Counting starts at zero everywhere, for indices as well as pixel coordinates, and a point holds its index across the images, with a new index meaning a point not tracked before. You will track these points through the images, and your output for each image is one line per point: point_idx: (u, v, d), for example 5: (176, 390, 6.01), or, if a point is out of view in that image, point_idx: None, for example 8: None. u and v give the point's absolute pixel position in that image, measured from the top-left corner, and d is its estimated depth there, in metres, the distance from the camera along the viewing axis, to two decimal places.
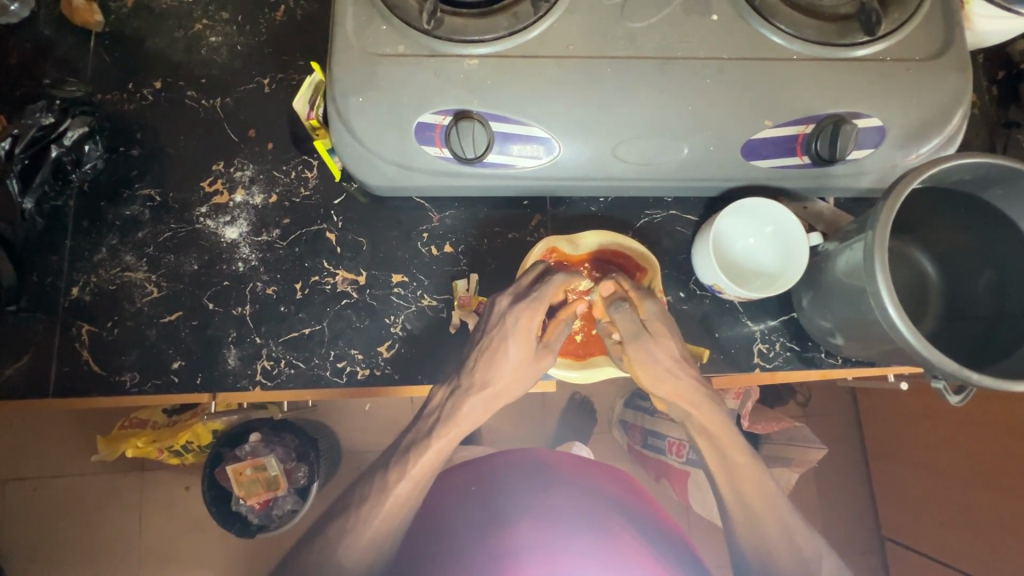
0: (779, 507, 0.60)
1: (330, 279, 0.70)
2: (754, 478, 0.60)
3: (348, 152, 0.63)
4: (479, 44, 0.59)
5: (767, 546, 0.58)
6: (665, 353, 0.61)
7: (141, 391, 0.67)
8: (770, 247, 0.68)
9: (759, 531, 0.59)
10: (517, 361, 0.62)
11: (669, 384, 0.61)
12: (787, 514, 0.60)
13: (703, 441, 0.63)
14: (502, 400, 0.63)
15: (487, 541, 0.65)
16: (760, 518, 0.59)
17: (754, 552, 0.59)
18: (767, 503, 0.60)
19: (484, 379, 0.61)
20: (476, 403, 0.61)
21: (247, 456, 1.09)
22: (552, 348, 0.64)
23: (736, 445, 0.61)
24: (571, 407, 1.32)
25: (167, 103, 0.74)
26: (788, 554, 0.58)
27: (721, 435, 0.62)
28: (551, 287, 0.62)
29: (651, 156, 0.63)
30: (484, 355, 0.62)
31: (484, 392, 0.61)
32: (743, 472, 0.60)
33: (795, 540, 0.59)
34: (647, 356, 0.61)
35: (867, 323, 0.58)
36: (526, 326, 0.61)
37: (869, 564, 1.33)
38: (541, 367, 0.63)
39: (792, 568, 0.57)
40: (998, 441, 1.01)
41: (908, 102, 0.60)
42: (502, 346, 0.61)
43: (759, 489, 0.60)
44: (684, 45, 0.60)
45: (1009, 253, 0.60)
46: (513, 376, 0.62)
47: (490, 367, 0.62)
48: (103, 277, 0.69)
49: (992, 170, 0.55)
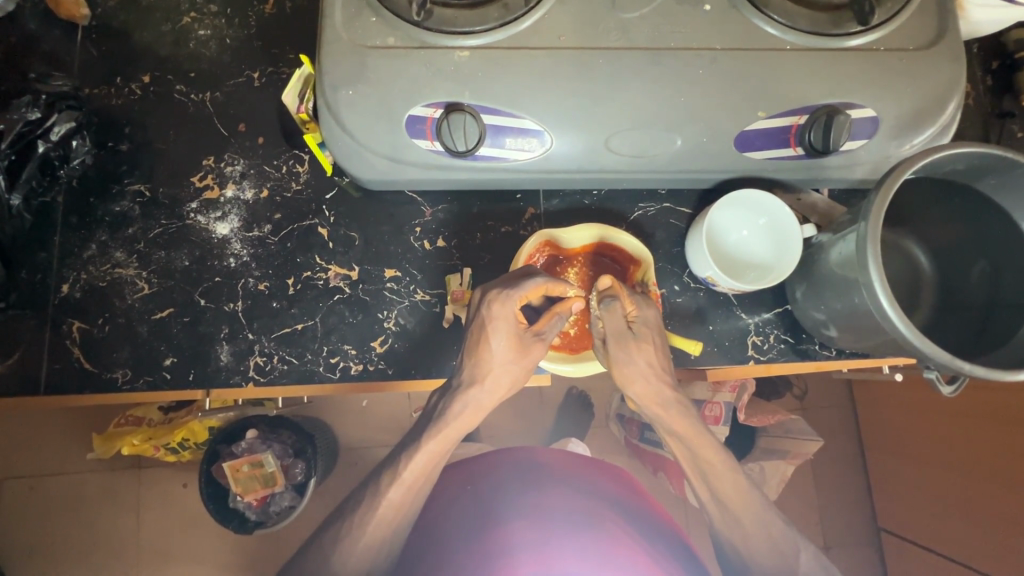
0: (759, 507, 0.61)
1: (322, 274, 0.70)
2: (728, 478, 0.61)
3: (338, 145, 0.62)
4: (469, 35, 0.58)
5: (749, 546, 0.60)
6: (644, 358, 0.61)
7: (133, 388, 0.67)
8: (765, 239, 0.67)
9: (742, 534, 0.60)
10: (504, 356, 0.61)
11: (641, 388, 0.61)
12: (766, 511, 0.61)
13: (676, 444, 0.63)
14: (497, 394, 0.62)
15: (479, 541, 0.65)
16: (738, 516, 0.60)
17: (735, 552, 0.61)
18: (748, 505, 0.61)
19: (473, 375, 0.61)
20: (469, 398, 0.61)
21: (245, 453, 1.06)
22: (543, 337, 0.61)
23: (707, 445, 0.62)
24: (569, 401, 1.32)
25: (155, 96, 0.73)
26: (769, 551, 0.59)
27: (690, 435, 0.62)
28: (528, 284, 0.60)
29: (645, 148, 0.62)
30: (471, 351, 0.61)
31: (475, 387, 0.61)
32: (720, 474, 0.61)
33: (776, 539, 0.60)
34: (624, 358, 0.61)
35: (860, 314, 0.58)
36: (504, 317, 0.60)
37: (865, 554, 1.33)
38: (530, 356, 0.61)
39: (771, 566, 0.59)
40: (994, 433, 1.02)
41: (902, 91, 0.60)
42: (486, 341, 0.60)
43: (735, 492, 0.61)
44: (677, 36, 0.59)
45: (1003, 243, 0.60)
46: (501, 368, 0.60)
47: (478, 362, 0.61)
48: (93, 274, 0.68)
49: (987, 160, 0.55)
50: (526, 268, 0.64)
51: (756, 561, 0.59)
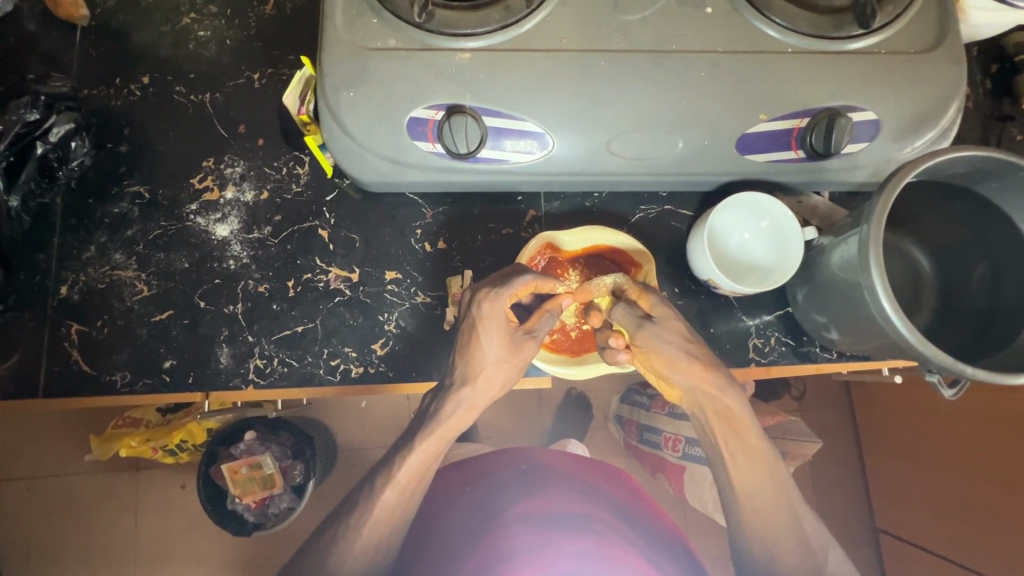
0: (791, 504, 0.59)
1: (322, 276, 0.69)
2: (767, 471, 0.58)
3: (339, 147, 0.62)
4: (470, 37, 0.58)
5: (776, 544, 0.57)
6: (680, 337, 0.60)
7: (132, 390, 0.67)
8: (765, 242, 0.67)
9: (769, 531, 0.57)
10: (496, 355, 0.61)
11: (685, 367, 0.59)
12: (797, 510, 0.59)
13: (722, 431, 0.59)
14: (490, 394, 0.62)
15: (478, 541, 0.65)
16: (768, 511, 0.58)
17: (762, 552, 0.57)
18: (781, 501, 0.58)
19: (465, 374, 0.61)
20: (461, 398, 0.61)
21: (242, 454, 1.06)
22: (535, 336, 0.62)
23: (751, 432, 0.59)
24: (568, 403, 1.32)
25: (155, 98, 0.73)
26: (797, 551, 0.57)
27: (736, 419, 0.59)
28: (517, 283, 0.60)
29: (646, 150, 0.62)
30: (463, 351, 0.61)
31: (467, 387, 0.61)
32: (758, 465, 0.59)
33: (805, 540, 0.58)
34: (658, 338, 0.60)
35: (861, 317, 0.58)
36: (493, 316, 0.60)
37: (863, 556, 1.34)
38: (522, 354, 0.61)
39: (797, 566, 0.56)
40: (993, 434, 1.02)
41: (903, 95, 0.60)
42: (476, 340, 0.60)
43: (772, 485, 0.58)
44: (678, 38, 0.59)
45: (1003, 246, 0.60)
46: (493, 368, 0.61)
47: (470, 362, 0.61)
48: (91, 275, 0.68)
49: (988, 163, 0.55)
50: (517, 266, 0.64)
51: (784, 560, 0.56)
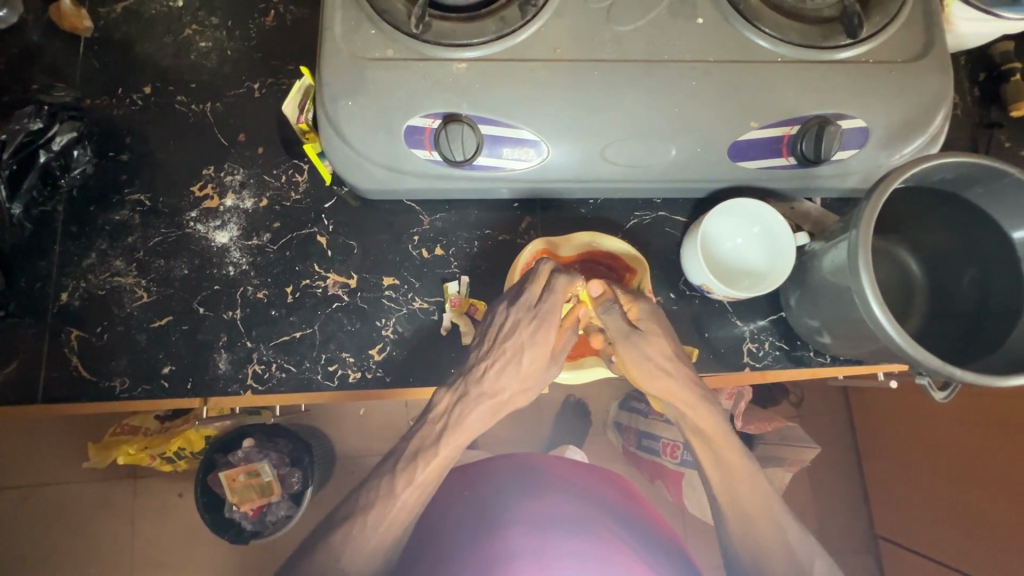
0: (777, 512, 0.59)
1: (321, 282, 0.70)
2: (750, 481, 0.59)
3: (337, 155, 0.63)
4: (466, 47, 0.59)
5: (764, 551, 0.57)
6: (656, 351, 0.61)
7: (131, 396, 0.67)
8: (757, 247, 0.68)
9: (756, 538, 0.58)
10: (526, 363, 0.62)
11: (658, 382, 0.61)
12: (783, 517, 0.59)
13: (699, 443, 0.61)
14: (514, 401, 0.64)
15: (476, 546, 0.65)
16: (755, 520, 0.58)
17: (750, 559, 0.57)
18: (766, 510, 0.59)
19: (494, 384, 0.62)
20: (487, 406, 0.62)
21: (240, 462, 1.07)
22: (561, 350, 0.65)
23: (730, 444, 0.60)
24: (566, 410, 1.33)
25: (156, 107, 0.74)
26: (785, 559, 0.57)
27: (711, 432, 0.60)
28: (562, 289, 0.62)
29: (639, 157, 0.63)
30: (494, 359, 0.62)
31: (495, 397, 0.62)
32: (741, 475, 0.59)
33: (793, 546, 0.58)
34: (637, 354, 0.61)
35: (853, 321, 0.58)
36: (545, 326, 0.62)
37: (862, 562, 1.33)
38: (550, 364, 0.64)
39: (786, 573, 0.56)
40: (990, 440, 1.02)
41: (891, 103, 0.61)
42: (517, 349, 0.62)
43: (755, 495, 0.59)
44: (670, 48, 0.60)
45: (991, 251, 0.61)
46: (525, 377, 0.63)
47: (502, 372, 0.62)
48: (92, 282, 0.69)
49: (974, 170, 0.56)
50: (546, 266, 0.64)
51: (772, 565, 0.56)
